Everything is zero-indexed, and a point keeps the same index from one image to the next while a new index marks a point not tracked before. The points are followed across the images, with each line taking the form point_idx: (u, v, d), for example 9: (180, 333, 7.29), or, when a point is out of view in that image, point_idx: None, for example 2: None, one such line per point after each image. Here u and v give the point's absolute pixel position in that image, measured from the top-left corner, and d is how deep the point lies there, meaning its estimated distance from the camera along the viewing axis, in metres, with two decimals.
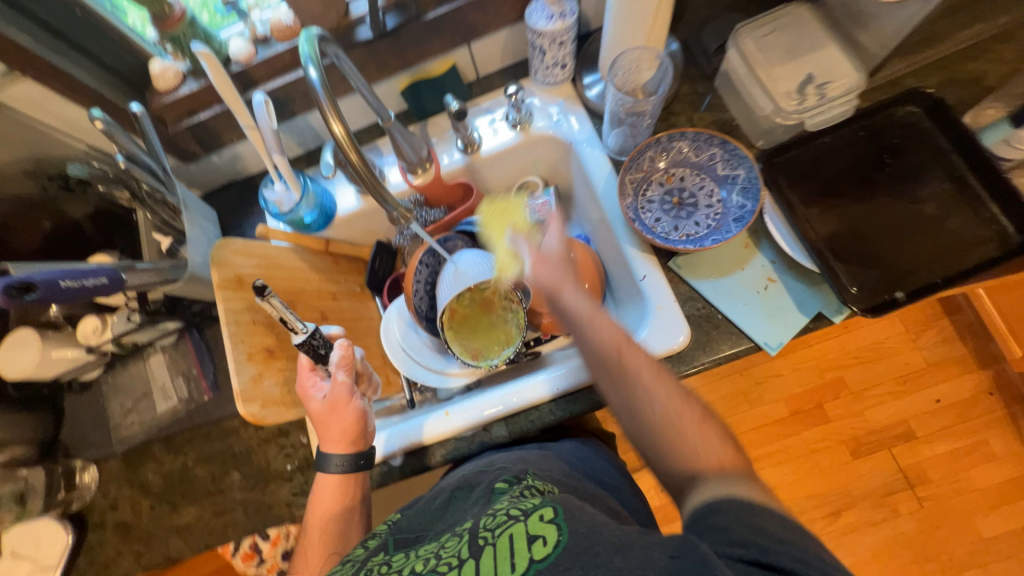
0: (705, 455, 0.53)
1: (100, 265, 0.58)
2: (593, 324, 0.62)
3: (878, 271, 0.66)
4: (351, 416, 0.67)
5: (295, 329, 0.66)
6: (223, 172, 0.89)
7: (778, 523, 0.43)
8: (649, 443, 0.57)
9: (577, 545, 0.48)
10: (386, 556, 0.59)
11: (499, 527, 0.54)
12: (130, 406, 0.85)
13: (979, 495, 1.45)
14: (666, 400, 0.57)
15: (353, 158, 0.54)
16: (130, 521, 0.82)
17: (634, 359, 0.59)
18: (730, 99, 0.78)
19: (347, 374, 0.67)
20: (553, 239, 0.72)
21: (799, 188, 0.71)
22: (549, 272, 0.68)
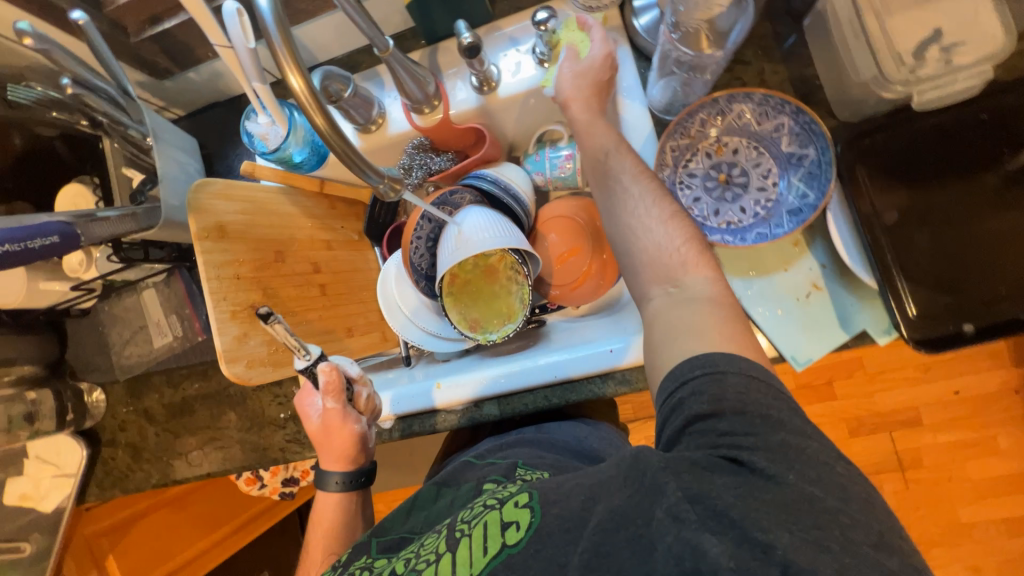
0: (660, 258, 0.54)
1: (49, 220, 0.52)
2: (589, 130, 0.63)
3: (951, 296, 0.55)
4: (348, 438, 0.66)
5: (297, 352, 0.61)
6: (205, 91, 0.78)
7: (733, 411, 0.44)
8: (617, 248, 0.60)
9: (548, 526, 0.48)
10: (369, 560, 0.60)
11: (474, 518, 0.55)
12: (128, 337, 0.84)
13: (970, 485, 1.45)
14: (646, 208, 0.57)
15: (316, 120, 0.42)
16: (138, 443, 0.86)
17: (620, 161, 0.60)
18: (819, 52, 0.61)
19: (335, 401, 0.63)
20: (598, 45, 0.63)
21: (881, 180, 0.58)
22: (567, 83, 0.64)
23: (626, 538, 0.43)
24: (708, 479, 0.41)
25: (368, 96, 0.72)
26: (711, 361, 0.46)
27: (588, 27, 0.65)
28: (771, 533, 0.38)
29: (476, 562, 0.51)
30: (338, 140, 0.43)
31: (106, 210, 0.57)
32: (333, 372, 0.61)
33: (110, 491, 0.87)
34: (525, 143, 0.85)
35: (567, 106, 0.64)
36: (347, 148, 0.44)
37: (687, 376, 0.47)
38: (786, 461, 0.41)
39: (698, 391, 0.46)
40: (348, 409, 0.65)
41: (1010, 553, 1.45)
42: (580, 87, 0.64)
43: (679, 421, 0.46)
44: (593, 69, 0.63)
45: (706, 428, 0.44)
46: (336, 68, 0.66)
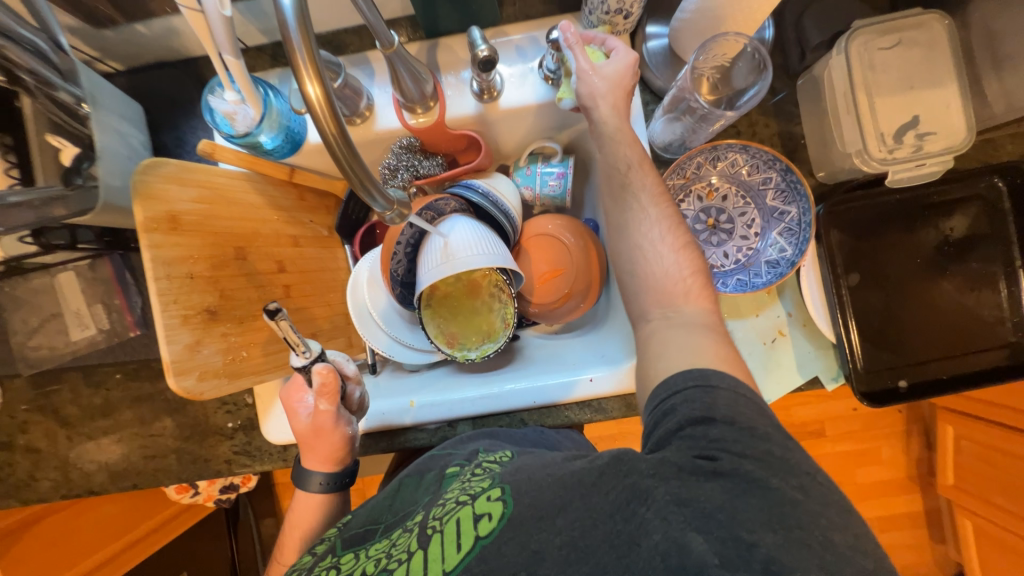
0: (665, 284, 0.55)
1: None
2: (617, 136, 0.59)
3: (892, 355, 0.63)
4: (336, 441, 0.63)
5: (296, 350, 0.55)
6: (154, 48, 0.67)
7: (725, 420, 0.45)
8: (623, 266, 0.60)
9: (520, 514, 0.49)
10: (334, 558, 0.58)
11: (447, 513, 0.54)
12: (36, 325, 0.71)
13: (857, 488, 1.68)
14: (659, 234, 0.57)
15: (327, 131, 0.37)
16: (44, 448, 0.74)
17: (641, 176, 0.58)
18: (807, 110, 0.65)
19: (329, 404, 0.59)
20: (621, 52, 0.59)
21: (848, 243, 0.63)
22: (594, 87, 0.59)
23: (605, 533, 0.44)
24: (697, 485, 0.43)
25: (358, 87, 0.66)
26: (705, 375, 0.48)
27: (607, 41, 0.61)
28: (756, 533, 0.40)
29: (449, 558, 0.50)
30: (348, 157, 0.38)
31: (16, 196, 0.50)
32: (331, 375, 0.56)
33: (4, 501, 0.74)
34: (517, 154, 0.83)
35: (591, 109, 0.60)
36: (357, 169, 0.39)
37: (679, 386, 0.48)
38: (770, 467, 0.43)
39: (690, 399, 0.47)
40: (339, 411, 0.62)
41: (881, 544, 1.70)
42: (608, 92, 0.59)
43: (670, 424, 0.47)
44: (622, 75, 0.59)
45: (698, 435, 0.45)
46: (328, 56, 0.60)
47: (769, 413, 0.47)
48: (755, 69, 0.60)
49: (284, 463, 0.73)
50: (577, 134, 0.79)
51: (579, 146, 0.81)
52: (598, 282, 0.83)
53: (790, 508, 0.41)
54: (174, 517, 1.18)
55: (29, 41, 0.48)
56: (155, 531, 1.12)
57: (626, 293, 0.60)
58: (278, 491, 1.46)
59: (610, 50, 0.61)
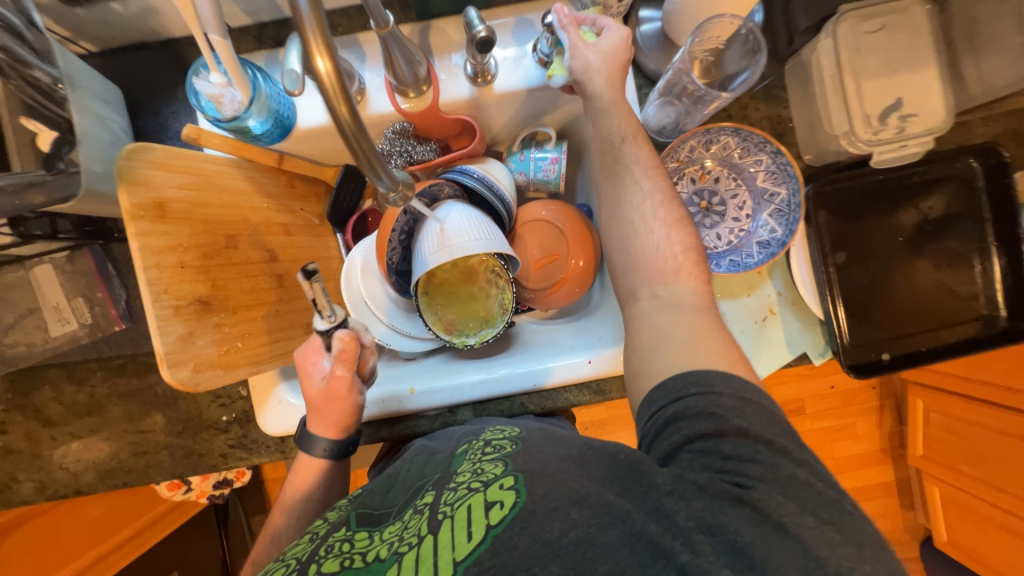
0: (655, 261, 0.57)
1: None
2: (611, 111, 0.59)
3: (877, 331, 0.66)
4: (347, 408, 0.64)
5: (321, 314, 0.54)
6: (130, 27, 0.63)
7: (738, 434, 0.46)
8: (614, 240, 0.61)
9: (534, 504, 0.48)
10: (348, 532, 0.58)
11: (458, 500, 0.53)
12: (11, 322, 0.68)
13: (834, 461, 1.76)
14: (649, 209, 0.58)
15: (340, 111, 0.35)
16: (26, 449, 0.71)
17: (634, 152, 0.59)
18: (796, 94, 0.66)
19: (346, 370, 0.59)
20: (615, 29, 0.59)
21: (835, 223, 0.66)
22: (591, 63, 0.59)
23: (625, 537, 0.44)
24: (721, 511, 0.43)
25: (349, 69, 0.65)
26: (706, 382, 0.49)
27: (601, 22, 0.61)
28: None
29: (459, 547, 0.48)
30: (359, 137, 0.36)
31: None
32: (352, 342, 0.56)
33: None
34: (510, 139, 0.83)
35: (586, 87, 0.60)
36: (363, 142, 0.37)
37: (680, 392, 0.49)
38: (796, 496, 0.44)
39: (694, 409, 0.48)
40: (354, 379, 0.62)
41: None
42: (602, 67, 0.59)
43: (676, 437, 0.48)
44: (617, 53, 0.59)
45: (712, 449, 0.46)
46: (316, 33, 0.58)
47: (781, 423, 0.48)
48: (749, 50, 0.61)
49: (281, 455, 0.72)
50: (570, 117, 0.79)
51: (571, 129, 0.81)
52: (593, 266, 0.83)
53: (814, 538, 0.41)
54: (161, 517, 1.14)
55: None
56: (141, 532, 1.09)
57: (615, 268, 0.62)
58: (267, 485, 1.44)
59: (603, 29, 0.60)
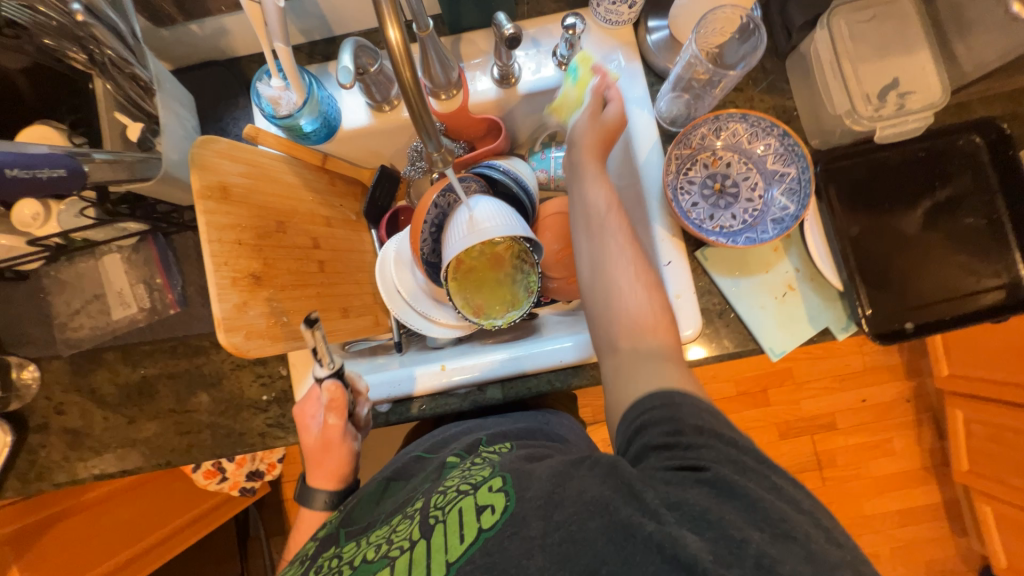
0: (635, 320, 0.58)
1: (56, 154, 0.48)
2: (596, 181, 0.64)
3: (897, 300, 0.67)
4: (342, 457, 0.69)
5: (320, 362, 0.63)
6: (202, 48, 0.74)
7: (695, 428, 0.48)
8: (595, 297, 0.62)
9: (523, 509, 0.49)
10: (336, 549, 0.61)
11: (449, 503, 0.55)
12: (78, 307, 0.75)
13: (873, 481, 1.66)
14: (632, 275, 0.60)
15: (404, 76, 0.43)
16: (79, 428, 0.75)
17: (616, 219, 0.63)
18: (798, 85, 0.72)
19: (338, 417, 0.66)
20: (615, 104, 0.67)
21: (846, 199, 0.69)
22: (585, 129, 0.66)
23: (602, 526, 0.44)
24: (682, 489, 0.44)
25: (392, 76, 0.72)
26: (669, 396, 0.51)
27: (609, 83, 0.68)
28: (745, 530, 0.41)
29: (452, 549, 0.50)
30: (419, 101, 0.44)
31: (99, 153, 0.53)
32: (337, 390, 0.64)
33: (35, 484, 0.75)
34: (529, 141, 0.90)
35: (577, 154, 0.66)
36: (421, 107, 0.45)
37: (647, 406, 0.51)
38: (744, 471, 0.45)
39: (659, 415, 0.50)
40: (348, 425, 0.68)
41: (902, 540, 1.66)
42: (591, 136, 0.66)
43: (644, 441, 0.50)
44: (614, 123, 0.66)
45: (673, 443, 0.48)
46: (367, 42, 0.67)
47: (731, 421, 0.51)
48: (745, 37, 0.68)
49: None
50: None
51: None
52: None
53: (771, 505, 0.42)
54: (166, 538, 1.08)
55: (112, 22, 0.53)
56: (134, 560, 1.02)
57: (595, 324, 0.62)
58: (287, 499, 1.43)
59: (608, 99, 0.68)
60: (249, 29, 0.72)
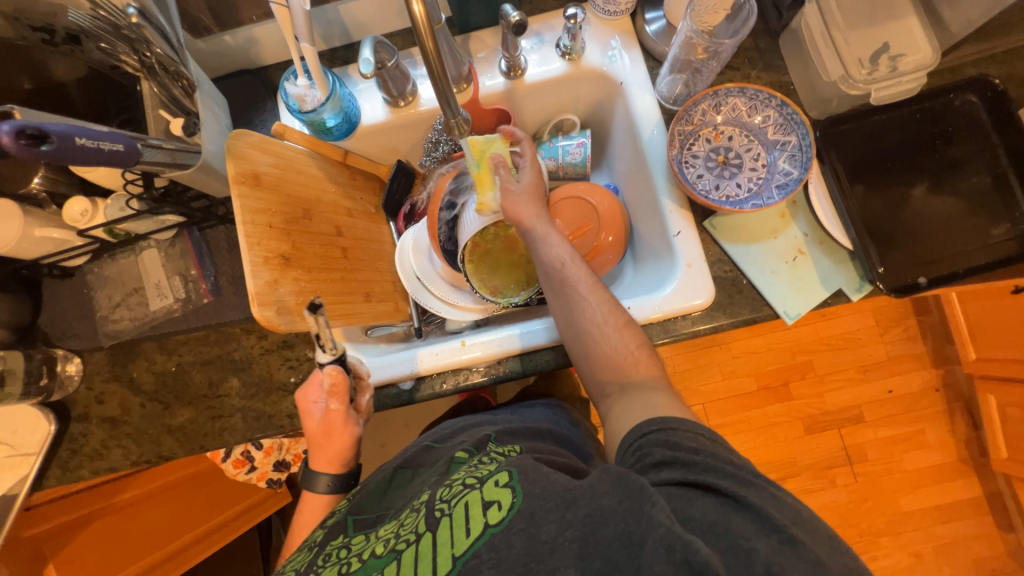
0: (616, 360, 0.62)
1: (114, 131, 0.51)
2: (548, 240, 0.69)
3: (907, 256, 0.68)
4: (344, 442, 0.67)
5: (324, 347, 0.61)
6: (232, 58, 0.80)
7: (691, 438, 0.52)
8: (576, 348, 0.66)
9: (531, 505, 0.49)
10: (346, 539, 0.59)
11: (454, 497, 0.53)
12: (119, 300, 0.79)
13: (908, 475, 1.56)
14: (602, 319, 0.64)
15: (428, 48, 0.48)
16: (118, 416, 0.79)
17: (576, 270, 0.67)
18: (793, 59, 0.75)
19: (339, 403, 0.64)
20: (527, 170, 0.75)
21: (848, 163, 0.71)
22: (513, 202, 0.71)
23: (615, 534, 0.45)
24: (691, 501, 0.47)
25: (407, 72, 0.78)
26: (664, 420, 0.54)
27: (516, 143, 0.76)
28: (753, 540, 0.44)
29: (458, 543, 0.49)
30: (441, 72, 0.49)
31: (153, 140, 0.58)
32: (339, 375, 0.62)
33: (76, 472, 0.78)
34: (536, 133, 0.94)
35: (524, 221, 0.70)
36: (442, 76, 0.50)
37: (646, 431, 0.54)
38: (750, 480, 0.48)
39: (656, 438, 0.53)
40: (348, 412, 0.66)
41: (946, 538, 1.55)
42: (525, 202, 0.72)
43: (645, 458, 0.52)
44: (534, 182, 0.74)
45: (673, 458, 0.50)
46: (385, 40, 0.72)
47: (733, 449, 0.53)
48: (735, 14, 0.73)
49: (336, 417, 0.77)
50: (590, 108, 0.90)
51: (593, 119, 0.93)
52: (622, 242, 0.89)
53: (774, 513, 0.46)
54: (191, 544, 1.09)
55: (161, 26, 0.60)
56: (159, 565, 1.02)
57: (585, 373, 0.66)
58: None
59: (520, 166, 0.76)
60: (276, 37, 0.78)
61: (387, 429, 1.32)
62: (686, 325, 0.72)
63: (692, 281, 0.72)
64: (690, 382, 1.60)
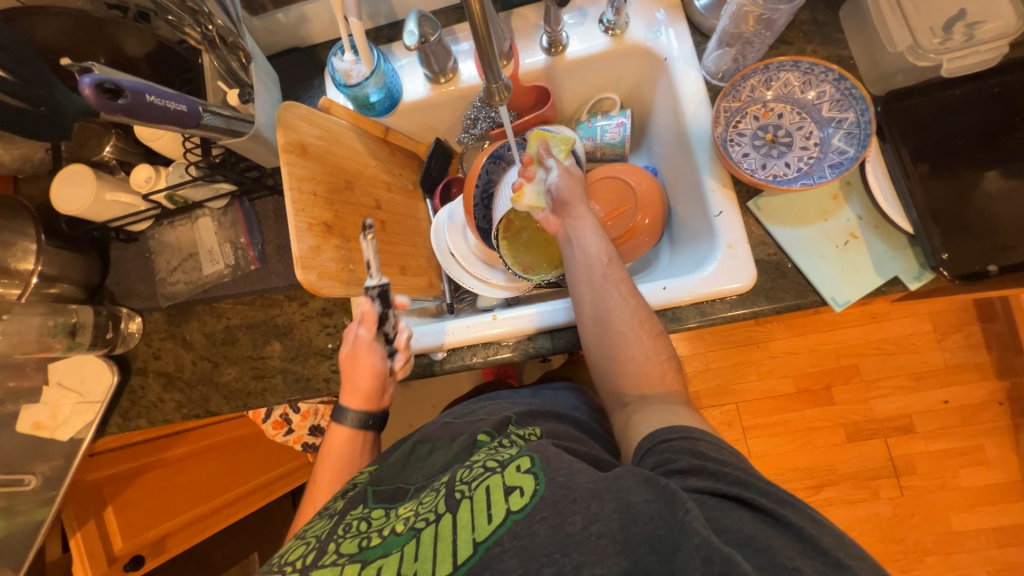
0: (642, 367, 0.62)
1: (180, 94, 0.56)
2: (592, 234, 0.69)
3: (978, 242, 0.62)
4: (364, 375, 0.70)
5: (370, 272, 0.68)
6: (285, 36, 0.84)
7: (712, 444, 0.51)
8: (600, 349, 0.65)
9: (554, 494, 0.47)
10: (365, 510, 0.58)
11: (475, 479, 0.51)
12: (175, 264, 0.85)
13: (961, 493, 1.45)
14: (636, 325, 0.63)
15: (474, 10, 0.48)
16: (172, 372, 0.84)
17: (616, 270, 0.66)
18: (853, 34, 0.72)
19: (368, 329, 0.69)
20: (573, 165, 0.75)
21: (911, 142, 0.66)
22: (568, 184, 0.71)
23: (645, 536, 0.43)
24: (726, 513, 0.44)
25: (448, 48, 0.79)
26: (687, 429, 0.52)
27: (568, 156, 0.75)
28: (795, 560, 0.41)
29: (479, 528, 0.47)
30: (485, 33, 0.50)
31: (214, 106, 0.62)
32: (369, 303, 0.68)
33: (135, 422, 0.84)
34: (575, 113, 0.93)
35: (572, 210, 0.71)
36: (485, 35, 0.50)
37: (668, 437, 0.52)
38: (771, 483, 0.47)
39: (677, 446, 0.50)
40: (378, 345, 0.70)
41: (1001, 563, 1.43)
42: (574, 188, 0.71)
43: (670, 465, 0.49)
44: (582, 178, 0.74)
45: (699, 466, 0.48)
46: (429, 14, 0.72)
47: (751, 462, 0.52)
48: None
49: None
50: (631, 87, 0.88)
51: (633, 100, 0.91)
52: (659, 226, 0.86)
53: (816, 534, 0.43)
54: (222, 507, 1.13)
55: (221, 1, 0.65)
56: (211, 514, 1.10)
57: (603, 375, 0.65)
58: None
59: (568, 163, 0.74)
60: (326, 15, 0.81)
61: (415, 406, 1.35)
62: (726, 310, 0.69)
63: (734, 263, 0.69)
64: (725, 380, 1.54)
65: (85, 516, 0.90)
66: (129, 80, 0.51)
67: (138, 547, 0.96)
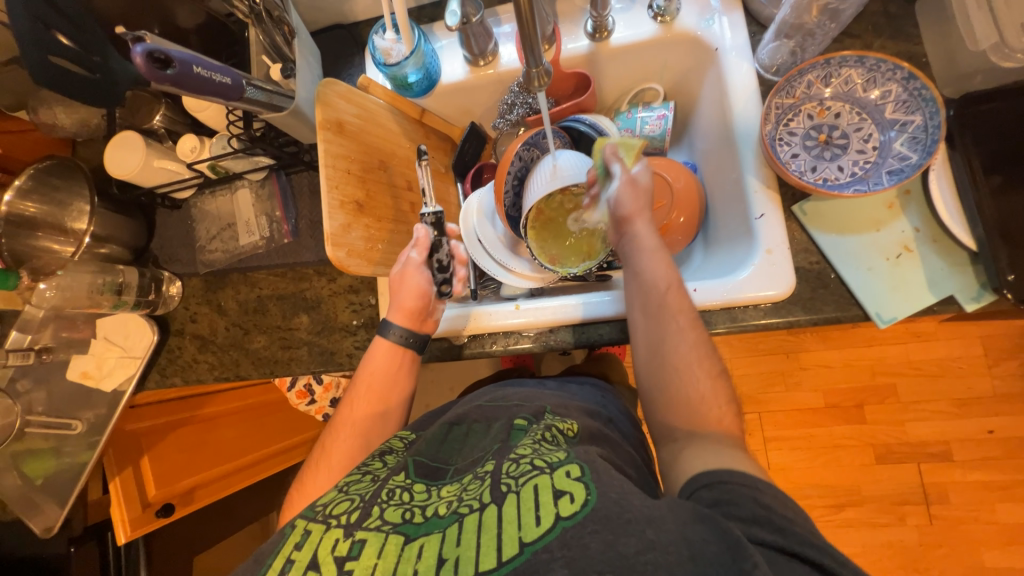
0: (693, 400, 0.57)
1: (225, 66, 0.57)
2: (653, 256, 0.64)
3: None
4: (411, 292, 0.70)
5: (426, 200, 0.73)
6: (329, 13, 0.84)
7: (776, 494, 0.46)
8: (653, 381, 0.61)
9: (608, 510, 0.42)
10: (407, 480, 0.54)
11: (522, 475, 0.48)
12: (214, 233, 0.88)
13: (997, 529, 1.37)
14: (694, 361, 0.58)
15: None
16: (207, 336, 0.88)
17: (678, 299, 0.61)
18: (929, 29, 0.67)
19: (420, 252, 0.71)
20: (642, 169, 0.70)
21: (985, 150, 0.61)
22: (630, 194, 0.66)
23: None
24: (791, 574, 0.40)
25: (490, 30, 0.78)
26: (754, 479, 0.47)
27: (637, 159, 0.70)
28: None
29: (526, 527, 0.43)
30: (529, 17, 0.48)
31: (255, 81, 0.63)
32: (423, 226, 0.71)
33: (170, 379, 0.89)
34: (615, 104, 0.90)
35: (630, 226, 0.66)
36: (529, 16, 0.48)
37: (730, 478, 0.47)
38: (790, 510, 0.45)
39: (741, 490, 0.46)
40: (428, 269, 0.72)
41: None
42: (635, 198, 0.67)
43: (731, 509, 0.44)
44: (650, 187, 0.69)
45: (765, 518, 0.43)
46: None
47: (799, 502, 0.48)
48: None
49: None
50: (677, 78, 0.84)
51: (678, 91, 0.87)
52: (693, 226, 0.83)
53: None
54: (250, 465, 1.20)
55: None
56: (235, 472, 1.16)
57: (651, 401, 0.61)
58: None
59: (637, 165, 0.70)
60: None
61: (433, 387, 1.37)
62: (759, 317, 0.67)
63: (771, 269, 0.66)
64: (751, 390, 1.49)
65: (122, 463, 0.95)
66: (178, 50, 0.52)
67: (170, 495, 1.01)
